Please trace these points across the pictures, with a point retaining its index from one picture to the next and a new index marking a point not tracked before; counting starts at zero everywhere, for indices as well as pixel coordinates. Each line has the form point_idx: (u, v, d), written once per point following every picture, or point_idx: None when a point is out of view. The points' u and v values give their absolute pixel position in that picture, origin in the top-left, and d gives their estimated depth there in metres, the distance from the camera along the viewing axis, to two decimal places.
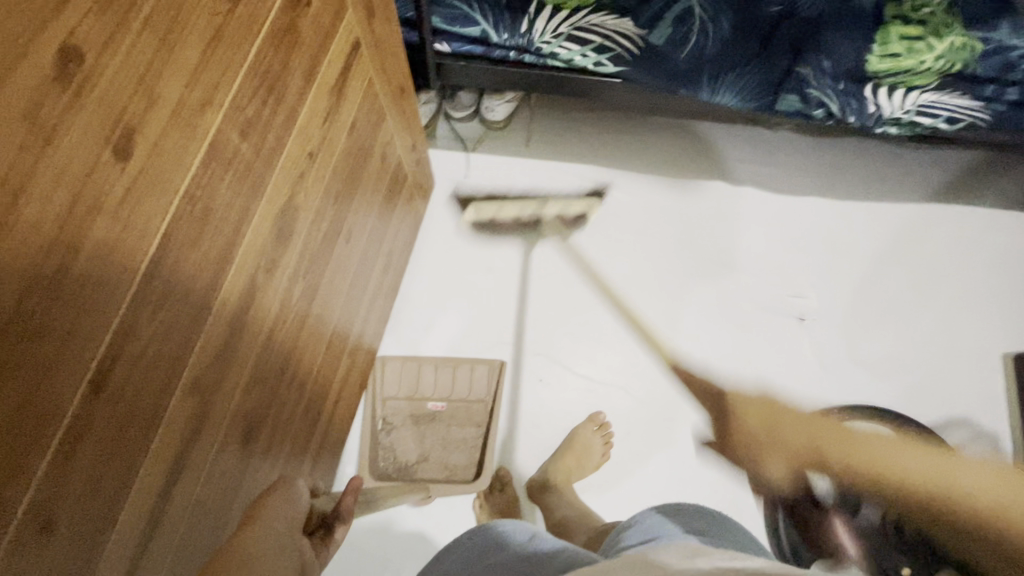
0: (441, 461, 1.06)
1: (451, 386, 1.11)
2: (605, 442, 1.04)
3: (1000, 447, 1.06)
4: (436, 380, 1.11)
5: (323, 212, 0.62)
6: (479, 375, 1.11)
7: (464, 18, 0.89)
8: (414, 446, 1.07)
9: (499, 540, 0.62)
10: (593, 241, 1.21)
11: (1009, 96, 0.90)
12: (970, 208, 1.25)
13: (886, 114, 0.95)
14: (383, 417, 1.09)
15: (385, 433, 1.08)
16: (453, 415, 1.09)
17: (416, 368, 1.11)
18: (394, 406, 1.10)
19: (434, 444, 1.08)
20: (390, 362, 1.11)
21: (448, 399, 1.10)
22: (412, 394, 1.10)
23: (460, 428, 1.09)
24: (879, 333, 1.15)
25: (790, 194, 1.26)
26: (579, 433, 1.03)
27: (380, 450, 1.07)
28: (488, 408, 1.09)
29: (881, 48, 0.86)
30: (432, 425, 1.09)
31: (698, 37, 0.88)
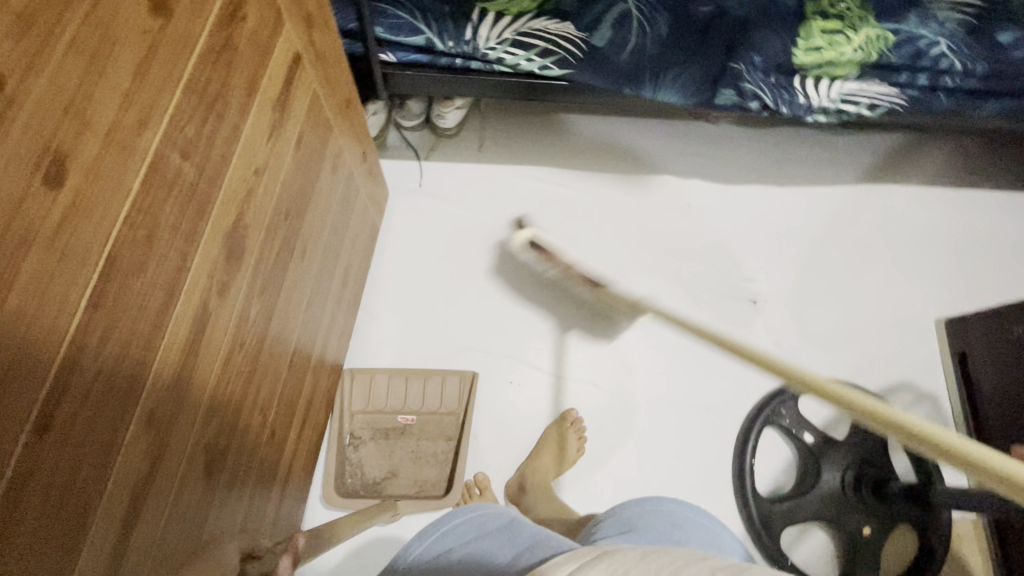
0: (411, 475, 1.05)
1: (421, 398, 1.09)
2: (578, 438, 1.05)
3: (940, 407, 1.14)
4: (407, 392, 1.09)
5: (276, 229, 0.61)
6: (450, 387, 1.09)
7: (408, 27, 0.89)
8: (382, 462, 1.06)
9: (477, 528, 0.61)
10: (552, 240, 1.23)
11: (920, 82, 0.97)
12: (897, 187, 1.35)
13: (816, 105, 0.98)
14: (351, 431, 1.08)
15: (352, 448, 1.07)
16: (423, 430, 1.08)
17: (386, 380, 1.08)
18: (361, 420, 1.08)
19: (403, 458, 1.06)
20: (357, 375, 1.08)
21: (418, 413, 1.09)
22: (381, 408, 1.08)
23: (430, 441, 1.08)
24: (826, 309, 1.22)
25: (736, 184, 1.32)
26: (552, 432, 1.04)
27: (347, 465, 1.05)
28: (460, 420, 1.08)
29: (805, 42, 0.93)
30: (402, 439, 1.08)
31: (636, 38, 0.92)
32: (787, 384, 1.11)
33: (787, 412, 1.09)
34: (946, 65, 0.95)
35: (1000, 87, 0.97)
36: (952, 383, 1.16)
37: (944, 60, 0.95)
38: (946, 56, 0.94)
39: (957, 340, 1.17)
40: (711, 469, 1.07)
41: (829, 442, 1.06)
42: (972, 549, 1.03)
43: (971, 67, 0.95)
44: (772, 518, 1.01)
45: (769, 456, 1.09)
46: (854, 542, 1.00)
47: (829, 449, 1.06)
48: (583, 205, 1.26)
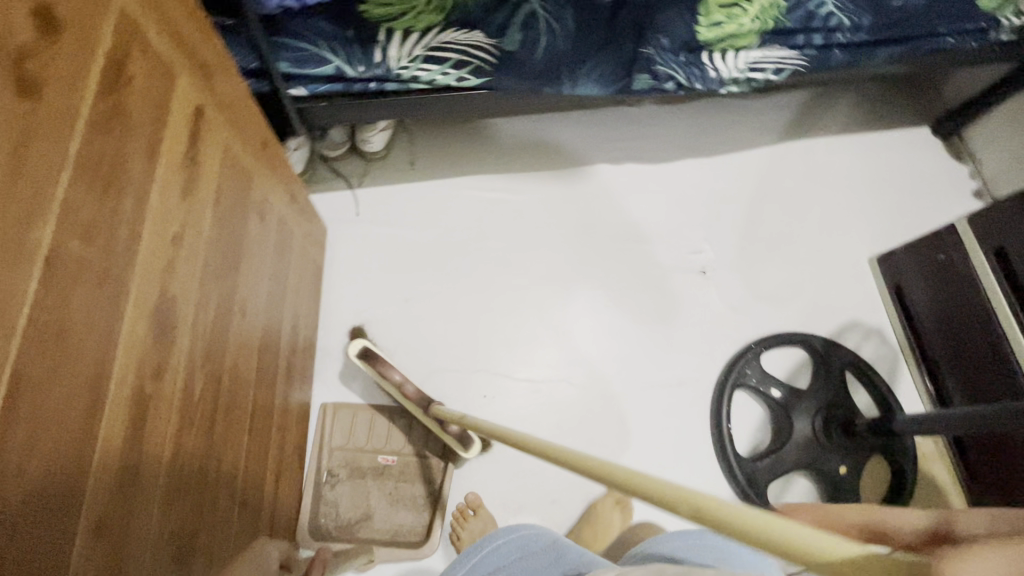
0: (386, 520, 1.01)
1: (403, 439, 1.06)
2: (623, 516, 1.00)
3: (886, 339, 1.23)
4: (390, 432, 1.07)
5: (209, 292, 0.58)
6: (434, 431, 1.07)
7: (315, 58, 0.86)
8: (358, 503, 1.02)
9: (521, 548, 0.69)
10: (503, 245, 1.23)
11: (816, 41, 1.03)
12: (814, 140, 1.42)
13: (726, 76, 1.03)
14: (329, 469, 1.04)
15: (328, 486, 1.03)
16: (402, 471, 1.04)
17: (368, 418, 1.07)
18: (341, 457, 1.05)
19: (380, 501, 1.03)
20: (338, 409, 1.06)
21: (399, 453, 1.06)
22: (359, 446, 1.05)
23: (409, 485, 1.04)
24: (769, 268, 1.28)
25: (667, 161, 1.36)
26: (598, 513, 1.00)
27: (322, 505, 1.02)
28: (442, 464, 1.05)
29: (706, 19, 0.96)
30: (381, 480, 1.04)
31: (546, 37, 0.91)
32: (748, 346, 1.16)
33: (753, 371, 1.14)
34: (835, 22, 1.01)
35: (885, 35, 1.04)
36: (893, 316, 1.24)
37: (833, 17, 1.01)
38: (834, 14, 1.00)
39: (889, 273, 1.26)
40: (693, 440, 1.11)
41: (796, 394, 1.11)
42: (939, 464, 1.11)
43: (858, 20, 1.02)
44: (757, 476, 1.05)
45: (742, 417, 1.13)
46: (835, 483, 1.05)
47: (796, 401, 1.10)
48: (527, 205, 1.27)
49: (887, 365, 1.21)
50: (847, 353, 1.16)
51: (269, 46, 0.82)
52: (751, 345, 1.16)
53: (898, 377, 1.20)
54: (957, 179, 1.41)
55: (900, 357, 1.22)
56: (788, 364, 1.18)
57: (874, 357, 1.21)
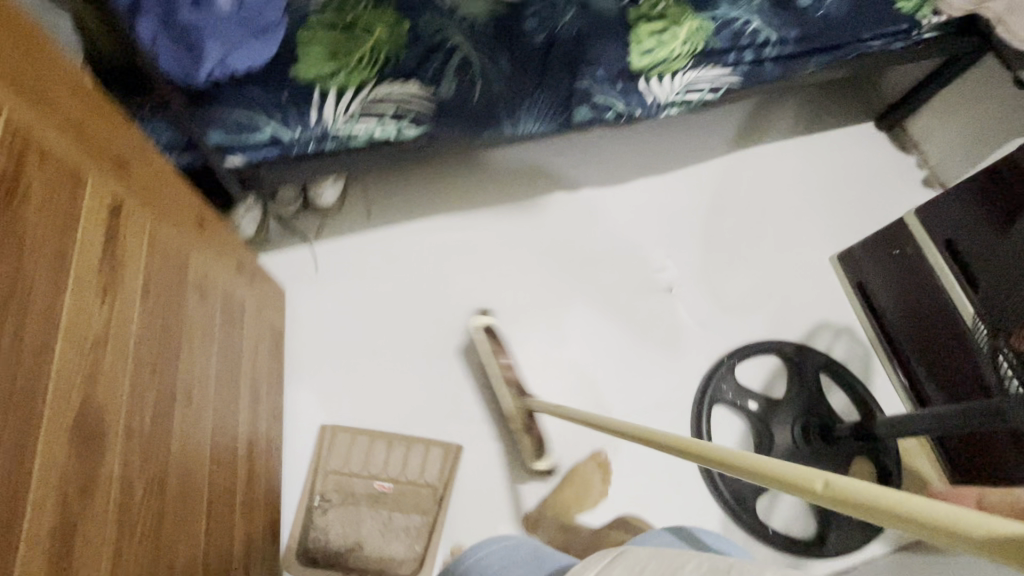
0: (376, 550, 1.01)
1: (401, 466, 1.06)
2: (603, 475, 1.07)
3: (856, 336, 1.24)
4: (387, 459, 1.07)
5: (144, 389, 0.56)
6: (432, 459, 1.07)
7: (250, 125, 0.86)
8: (348, 531, 1.02)
9: (503, 559, 0.65)
10: (467, 284, 1.22)
11: (746, 58, 1.05)
12: (764, 145, 1.44)
13: (663, 100, 1.04)
14: (322, 493, 1.04)
15: (320, 511, 1.02)
16: (398, 500, 1.04)
17: (366, 443, 1.07)
18: (335, 481, 1.05)
19: (371, 529, 1.02)
20: (337, 432, 1.07)
21: (395, 481, 1.05)
22: (355, 471, 1.05)
23: (403, 515, 1.03)
24: (734, 278, 1.29)
25: (622, 182, 1.35)
26: (579, 470, 1.07)
27: (312, 530, 1.02)
28: (438, 494, 1.05)
29: (638, 46, 1.00)
30: (374, 507, 1.04)
31: (480, 82, 0.95)
32: (720, 361, 1.17)
33: (728, 386, 1.14)
34: (763, 38, 1.05)
35: (815, 44, 1.07)
36: (862, 313, 1.25)
37: (760, 33, 1.04)
38: (760, 31, 1.04)
39: (852, 271, 1.27)
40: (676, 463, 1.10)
41: (771, 405, 1.12)
42: (923, 459, 1.11)
43: (785, 34, 1.05)
44: (746, 498, 1.06)
45: (723, 432, 1.13)
46: None
47: (773, 410, 1.11)
48: (487, 241, 1.26)
49: (860, 363, 1.21)
50: (818, 356, 1.17)
51: (191, 120, 0.84)
52: (723, 359, 1.17)
53: (872, 373, 1.20)
54: (905, 170, 1.45)
55: (872, 354, 1.23)
56: (763, 374, 1.18)
57: (847, 356, 1.22)
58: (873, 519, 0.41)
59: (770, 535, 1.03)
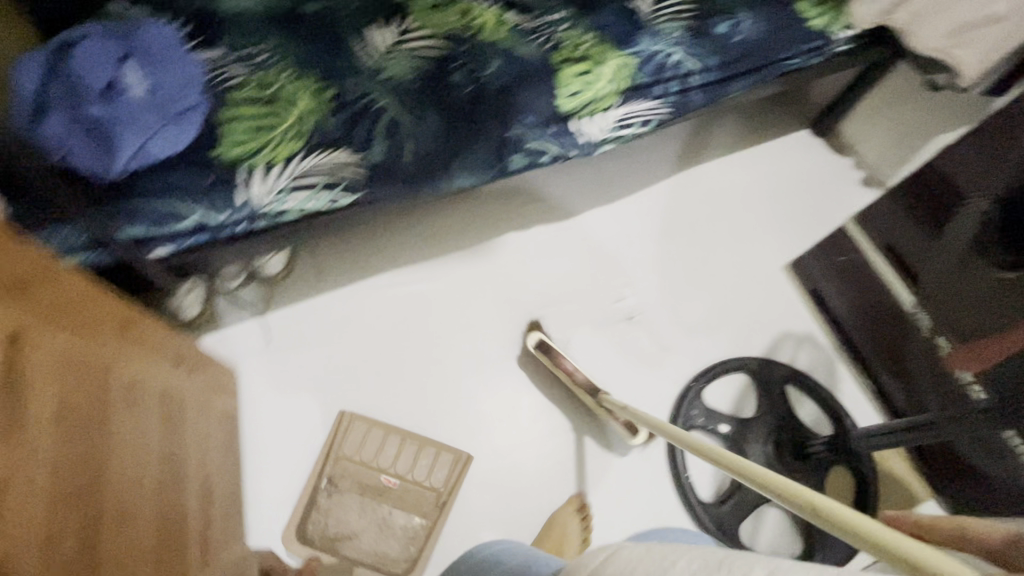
0: (371, 545, 1.04)
1: (410, 465, 1.08)
2: (585, 524, 1.06)
3: (818, 343, 1.25)
4: (398, 455, 1.09)
5: (64, 531, 0.53)
6: (442, 464, 1.09)
7: (173, 214, 0.81)
8: (351, 520, 1.05)
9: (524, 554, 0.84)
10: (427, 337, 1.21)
11: (673, 89, 1.07)
12: (708, 162, 1.46)
13: (597, 138, 1.05)
14: (331, 476, 1.08)
15: (325, 495, 1.06)
16: (403, 497, 1.07)
17: (381, 436, 1.10)
18: (345, 467, 1.08)
19: (370, 523, 1.05)
20: (354, 420, 1.10)
21: (402, 478, 1.08)
22: (368, 461, 1.09)
23: (404, 514, 1.06)
24: (692, 299, 1.30)
25: (572, 215, 1.36)
26: (557, 517, 1.06)
27: (314, 512, 1.05)
28: (443, 499, 1.07)
29: (564, 90, 1.02)
30: (379, 500, 1.07)
31: (410, 143, 0.94)
32: (688, 387, 1.16)
33: (698, 411, 1.14)
34: (686, 68, 1.07)
35: (737, 69, 1.10)
36: (820, 320, 1.27)
37: (682, 64, 1.07)
38: (682, 62, 1.07)
39: (806, 279, 1.29)
40: (652, 495, 1.11)
41: (744, 427, 1.11)
42: (900, 463, 1.12)
43: (706, 61, 1.08)
44: (726, 521, 1.05)
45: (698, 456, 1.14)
46: None
47: (746, 433, 1.11)
48: (442, 289, 1.25)
49: (825, 369, 1.22)
50: (783, 369, 1.17)
51: (107, 215, 0.79)
52: (691, 385, 1.16)
53: (839, 379, 1.21)
54: (843, 171, 1.49)
55: (836, 359, 1.24)
56: (731, 394, 1.19)
57: (811, 364, 1.23)
58: (832, 527, 0.44)
59: None
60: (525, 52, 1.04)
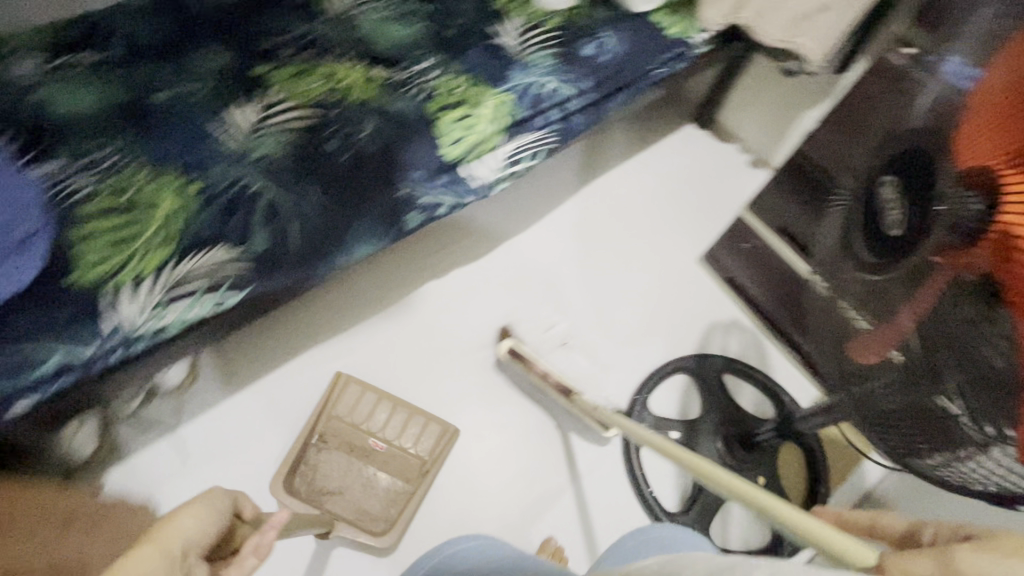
0: (355, 502, 1.06)
1: (398, 432, 1.11)
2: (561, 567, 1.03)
3: (743, 328, 1.30)
4: (388, 421, 1.12)
5: None
6: (429, 435, 1.12)
7: (26, 363, 0.71)
8: (338, 476, 1.08)
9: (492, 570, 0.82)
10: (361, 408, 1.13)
11: (554, 117, 1.07)
12: (608, 172, 1.49)
13: (490, 179, 1.04)
14: (321, 433, 1.11)
15: (315, 450, 1.09)
16: (388, 462, 1.10)
17: (373, 399, 1.13)
18: (336, 426, 1.11)
19: (355, 482, 1.08)
20: (349, 382, 1.13)
21: (389, 443, 1.11)
22: (357, 423, 1.12)
23: (388, 476, 1.09)
24: (620, 310, 1.32)
25: (487, 251, 1.34)
26: None
27: (302, 466, 1.08)
28: (426, 468, 1.10)
29: (446, 139, 1.00)
30: (365, 461, 1.10)
31: (295, 223, 0.89)
32: (633, 401, 1.17)
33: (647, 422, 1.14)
34: (562, 95, 1.08)
35: (610, 87, 1.12)
36: (740, 305, 1.32)
37: (557, 92, 1.08)
38: (557, 90, 1.08)
39: (719, 268, 1.34)
40: (621, 519, 1.12)
41: (692, 429, 1.13)
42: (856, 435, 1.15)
43: (580, 86, 1.10)
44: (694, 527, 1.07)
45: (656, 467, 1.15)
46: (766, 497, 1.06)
47: (698, 434, 1.12)
48: (371, 356, 1.19)
49: (754, 351, 1.27)
50: (716, 360, 1.20)
51: None
52: (635, 398, 1.17)
53: (768, 358, 1.26)
54: (732, 157, 1.57)
55: (762, 339, 1.29)
56: (674, 399, 1.21)
57: (741, 350, 1.27)
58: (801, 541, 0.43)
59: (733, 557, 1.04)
60: (400, 107, 1.02)
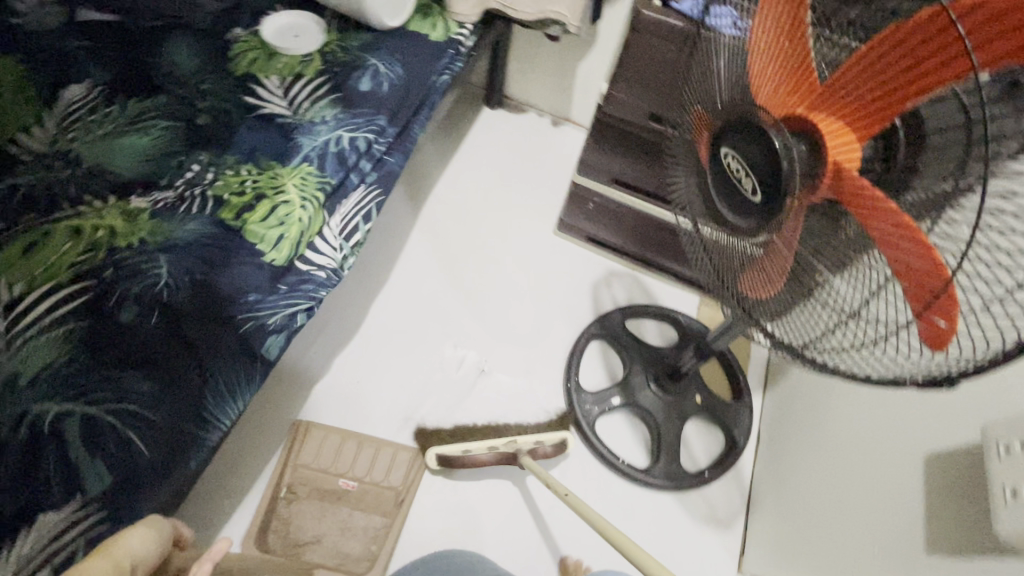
0: (333, 547, 1.04)
1: (369, 467, 1.10)
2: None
3: (620, 273, 1.38)
4: (356, 457, 1.11)
5: None
6: (400, 463, 1.11)
7: None
8: (313, 523, 1.05)
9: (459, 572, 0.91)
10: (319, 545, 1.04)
11: (366, 167, 0.97)
12: (436, 189, 1.46)
13: (337, 259, 0.92)
14: (288, 485, 1.07)
15: (285, 502, 1.06)
16: (361, 498, 1.08)
17: (339, 440, 1.12)
18: (303, 475, 1.08)
19: (331, 526, 1.05)
20: (313, 427, 1.12)
21: (360, 480, 1.09)
22: (325, 468, 1.09)
23: (363, 515, 1.06)
24: (513, 311, 1.31)
25: (360, 322, 1.25)
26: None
27: (274, 520, 1.04)
28: (402, 497, 1.08)
29: (265, 242, 0.85)
30: (338, 505, 1.07)
31: (131, 427, 0.70)
32: (567, 387, 1.19)
33: (589, 400, 1.17)
34: (363, 142, 0.98)
35: (405, 113, 1.05)
36: (609, 254, 1.40)
37: (357, 141, 0.98)
38: (355, 139, 0.98)
39: (577, 232, 1.39)
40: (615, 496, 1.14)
41: (628, 387, 1.18)
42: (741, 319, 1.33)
43: (376, 125, 1.01)
44: (673, 469, 1.13)
45: (616, 434, 1.19)
46: (707, 410, 1.17)
47: (632, 389, 1.18)
48: (301, 482, 1.08)
49: (637, 289, 1.37)
50: (614, 314, 1.27)
51: None
52: (568, 385, 1.19)
53: (651, 289, 1.37)
54: (537, 124, 1.60)
55: (639, 276, 1.39)
56: (599, 366, 1.26)
57: (627, 293, 1.36)
58: None
59: (708, 476, 1.13)
60: (189, 231, 0.84)
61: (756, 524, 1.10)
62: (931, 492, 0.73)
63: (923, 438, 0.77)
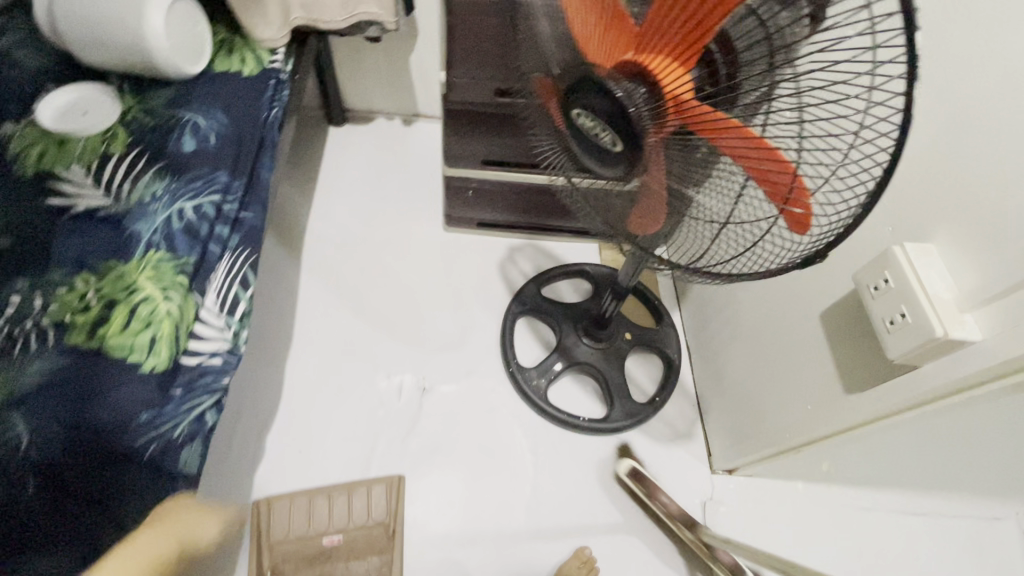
0: None
1: (347, 514, 1.05)
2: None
3: (520, 248, 1.40)
4: (329, 509, 1.05)
5: None
6: (377, 497, 1.06)
7: None
8: None
9: None
10: None
11: (224, 232, 0.88)
12: (309, 227, 1.37)
13: (227, 338, 0.83)
14: (273, 567, 1.01)
15: None
16: (353, 547, 1.03)
17: (305, 501, 1.05)
18: (283, 550, 1.02)
19: None
20: (273, 500, 1.04)
21: (343, 530, 1.04)
22: (303, 534, 1.03)
23: (361, 562, 1.02)
24: (433, 319, 1.29)
25: (279, 388, 1.16)
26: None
27: None
28: (391, 527, 1.04)
29: (136, 351, 0.74)
30: (330, 564, 1.02)
31: None
32: (512, 371, 1.20)
33: (537, 376, 1.20)
34: (211, 207, 0.89)
35: (246, 162, 0.96)
36: (503, 233, 1.41)
37: (203, 208, 0.88)
38: (202, 205, 0.88)
39: (466, 222, 1.38)
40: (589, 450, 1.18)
41: (565, 350, 1.22)
42: None
43: (219, 184, 0.91)
44: (629, 408, 1.18)
45: (569, 395, 1.24)
46: (639, 342, 1.25)
47: (569, 349, 1.22)
48: (282, 557, 1.01)
49: (540, 257, 1.40)
50: (531, 286, 1.29)
51: None
52: (512, 368, 1.20)
53: (553, 253, 1.41)
54: (389, 129, 1.55)
55: (538, 244, 1.41)
56: (533, 339, 1.29)
57: (532, 263, 1.38)
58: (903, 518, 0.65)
59: (660, 400, 1.21)
60: (36, 373, 0.71)
61: (712, 424, 1.20)
62: (834, 342, 0.83)
63: (815, 300, 0.87)
